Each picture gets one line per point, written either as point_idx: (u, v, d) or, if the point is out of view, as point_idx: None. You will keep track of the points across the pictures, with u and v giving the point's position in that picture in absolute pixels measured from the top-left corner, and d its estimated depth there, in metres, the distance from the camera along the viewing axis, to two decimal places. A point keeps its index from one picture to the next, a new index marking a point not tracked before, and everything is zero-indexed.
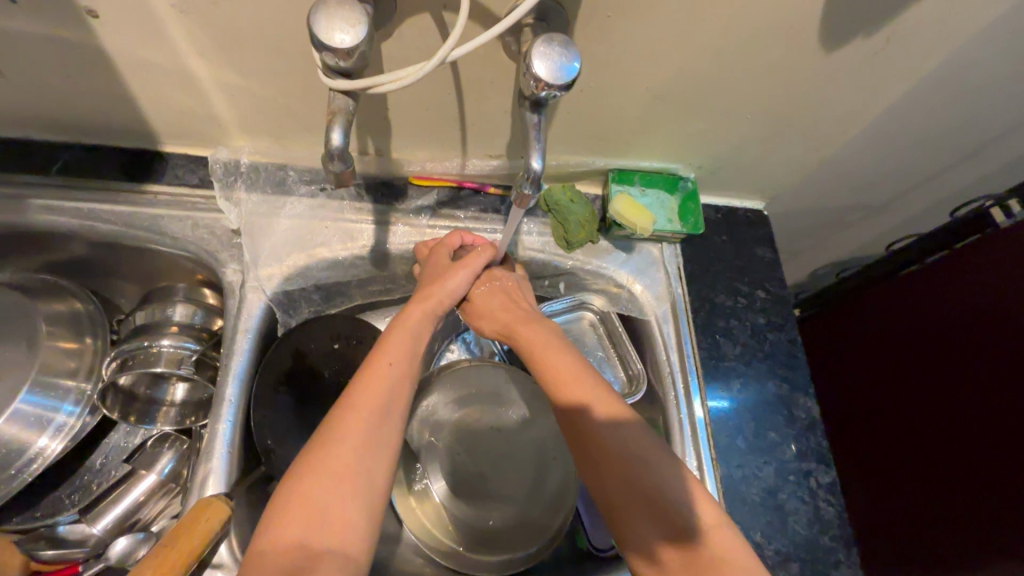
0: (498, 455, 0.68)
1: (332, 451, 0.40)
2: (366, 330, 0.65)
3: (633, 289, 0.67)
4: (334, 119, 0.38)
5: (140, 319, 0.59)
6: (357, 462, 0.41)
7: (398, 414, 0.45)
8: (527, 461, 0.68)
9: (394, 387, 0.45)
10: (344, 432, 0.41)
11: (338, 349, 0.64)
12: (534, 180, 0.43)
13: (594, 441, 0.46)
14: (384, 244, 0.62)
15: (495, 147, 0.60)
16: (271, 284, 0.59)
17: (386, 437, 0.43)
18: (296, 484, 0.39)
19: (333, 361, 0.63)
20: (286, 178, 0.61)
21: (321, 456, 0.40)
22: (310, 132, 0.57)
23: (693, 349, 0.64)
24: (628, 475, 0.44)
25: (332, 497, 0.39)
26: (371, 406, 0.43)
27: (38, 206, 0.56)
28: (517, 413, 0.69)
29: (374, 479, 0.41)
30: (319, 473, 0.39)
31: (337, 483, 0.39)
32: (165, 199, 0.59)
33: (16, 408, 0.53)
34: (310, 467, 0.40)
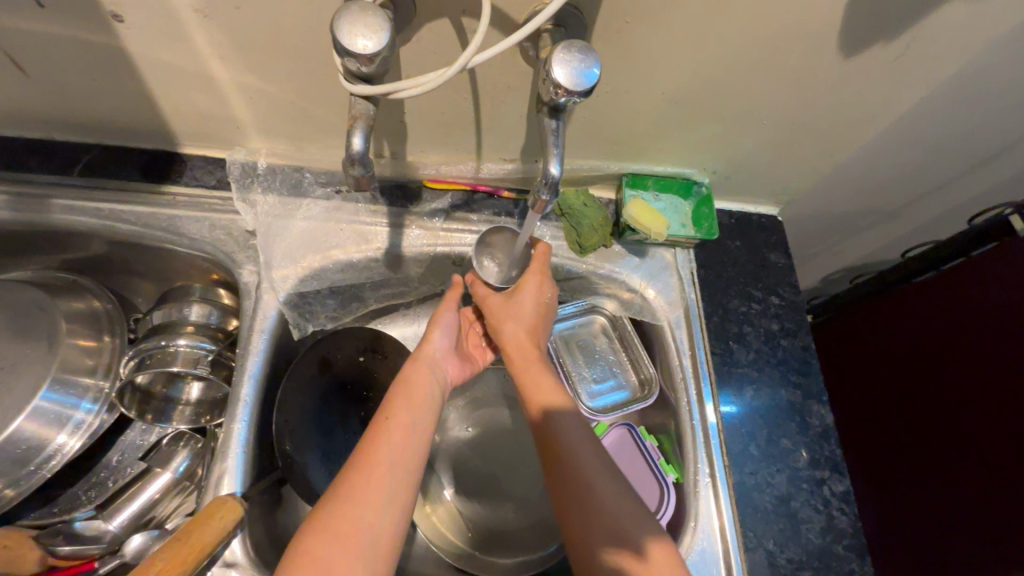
0: (511, 458, 0.69)
1: (342, 509, 0.41)
2: (389, 343, 0.67)
3: (646, 294, 0.67)
4: (355, 123, 0.39)
5: (158, 319, 0.60)
6: (365, 516, 0.41)
7: (408, 470, 0.45)
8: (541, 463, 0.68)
9: (404, 443, 0.46)
10: (352, 489, 0.42)
11: (363, 361, 0.66)
12: (551, 185, 0.43)
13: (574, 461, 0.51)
14: (398, 246, 0.63)
15: (510, 151, 0.60)
16: (285, 286, 0.59)
17: (394, 493, 0.43)
18: (303, 543, 0.39)
19: (355, 372, 0.65)
20: (303, 180, 0.62)
21: (330, 516, 0.41)
22: (326, 135, 0.58)
23: (706, 354, 0.63)
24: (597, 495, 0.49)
25: (337, 554, 0.39)
26: (380, 462, 0.44)
27: (58, 206, 0.56)
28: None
29: (379, 537, 0.41)
30: (328, 533, 0.40)
31: (342, 538, 0.40)
32: (184, 200, 0.59)
33: (36, 406, 0.54)
34: (319, 526, 0.40)
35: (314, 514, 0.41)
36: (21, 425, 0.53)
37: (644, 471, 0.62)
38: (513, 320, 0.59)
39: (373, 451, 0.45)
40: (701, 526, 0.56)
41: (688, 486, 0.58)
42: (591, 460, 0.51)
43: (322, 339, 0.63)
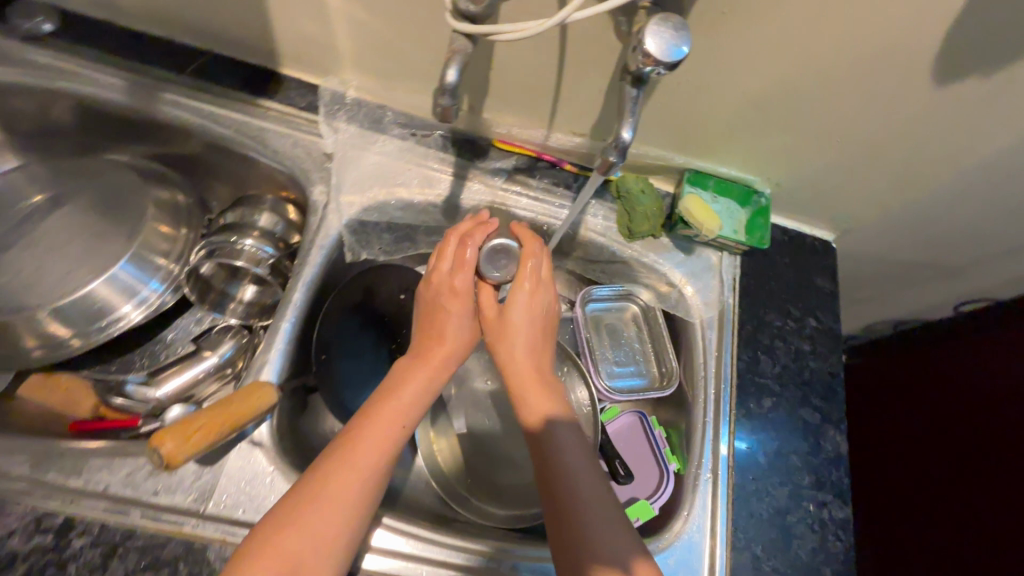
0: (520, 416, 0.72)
1: (322, 504, 0.42)
2: None
3: (685, 290, 0.68)
4: (453, 58, 0.41)
5: (230, 219, 0.65)
6: (339, 514, 0.43)
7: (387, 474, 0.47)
8: None
9: (393, 446, 0.48)
10: (333, 483, 0.44)
11: (403, 299, 0.69)
12: (621, 149, 0.44)
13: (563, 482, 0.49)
14: (458, 196, 0.66)
15: (582, 125, 0.62)
16: (349, 211, 0.62)
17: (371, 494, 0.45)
18: (273, 531, 0.40)
19: (393, 308, 0.69)
20: (383, 118, 0.65)
21: (309, 508, 0.42)
22: (414, 79, 0.61)
23: (733, 359, 0.64)
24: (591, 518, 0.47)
25: (308, 546, 0.41)
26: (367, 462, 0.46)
27: (166, 99, 0.62)
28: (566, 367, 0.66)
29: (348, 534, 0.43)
30: (302, 525, 0.41)
31: (316, 532, 0.41)
32: (273, 114, 0.64)
33: (114, 273, 0.60)
34: (293, 515, 0.41)
35: (287, 501, 0.43)
36: (98, 287, 0.60)
37: (647, 458, 0.63)
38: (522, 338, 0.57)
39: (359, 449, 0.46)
40: (694, 516, 0.56)
41: (688, 478, 0.59)
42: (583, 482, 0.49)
43: (369, 269, 0.67)
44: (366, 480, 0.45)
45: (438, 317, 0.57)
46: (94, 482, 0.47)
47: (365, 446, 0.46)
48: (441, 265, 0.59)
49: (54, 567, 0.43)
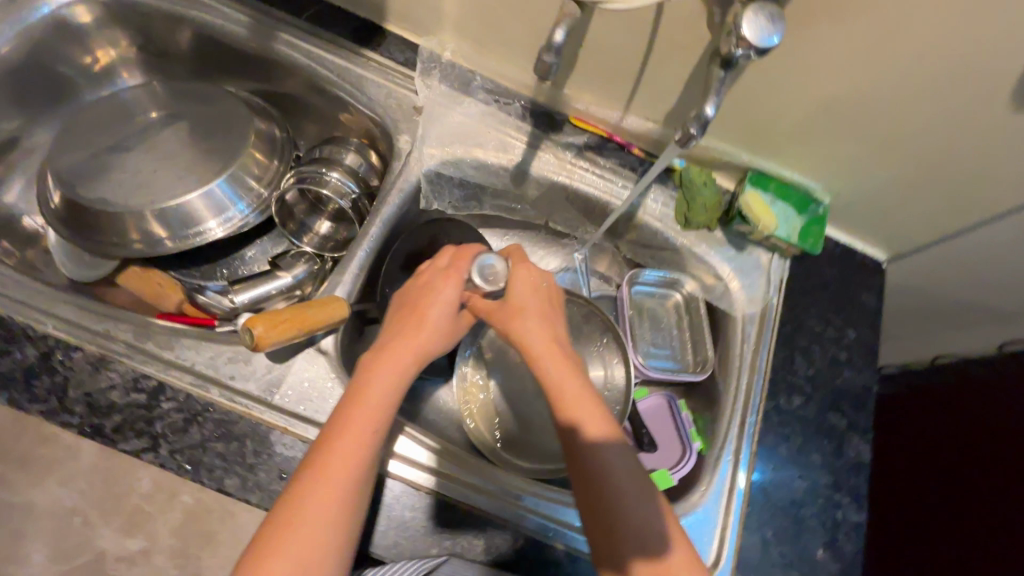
0: None
1: (294, 529, 0.41)
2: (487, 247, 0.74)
3: (730, 284, 0.71)
4: (562, 19, 0.44)
5: (321, 154, 0.72)
6: (318, 528, 0.41)
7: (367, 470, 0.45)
8: None
9: (363, 446, 0.45)
10: (303, 505, 0.42)
11: None
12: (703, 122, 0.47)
13: (609, 511, 0.46)
14: (528, 164, 0.70)
15: (658, 110, 0.65)
16: (429, 162, 0.68)
17: (351, 496, 0.43)
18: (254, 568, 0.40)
19: None
20: (471, 82, 0.70)
21: (284, 536, 0.41)
22: (507, 48, 0.66)
23: (769, 354, 0.66)
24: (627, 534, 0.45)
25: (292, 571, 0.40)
26: (335, 474, 0.43)
27: (282, 38, 0.68)
28: (607, 341, 0.70)
29: (337, 536, 0.42)
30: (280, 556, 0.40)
31: (297, 555, 0.40)
32: (373, 64, 0.69)
33: (210, 189, 0.66)
34: (270, 549, 0.40)
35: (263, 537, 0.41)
36: (194, 198, 0.66)
37: (672, 436, 0.66)
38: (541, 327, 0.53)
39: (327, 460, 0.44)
40: (711, 491, 0.59)
41: (710, 457, 0.62)
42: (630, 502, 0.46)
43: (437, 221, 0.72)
44: (344, 489, 0.43)
45: (419, 314, 0.53)
46: (186, 358, 0.53)
47: (332, 455, 0.44)
48: (436, 261, 0.58)
49: (145, 421, 0.49)
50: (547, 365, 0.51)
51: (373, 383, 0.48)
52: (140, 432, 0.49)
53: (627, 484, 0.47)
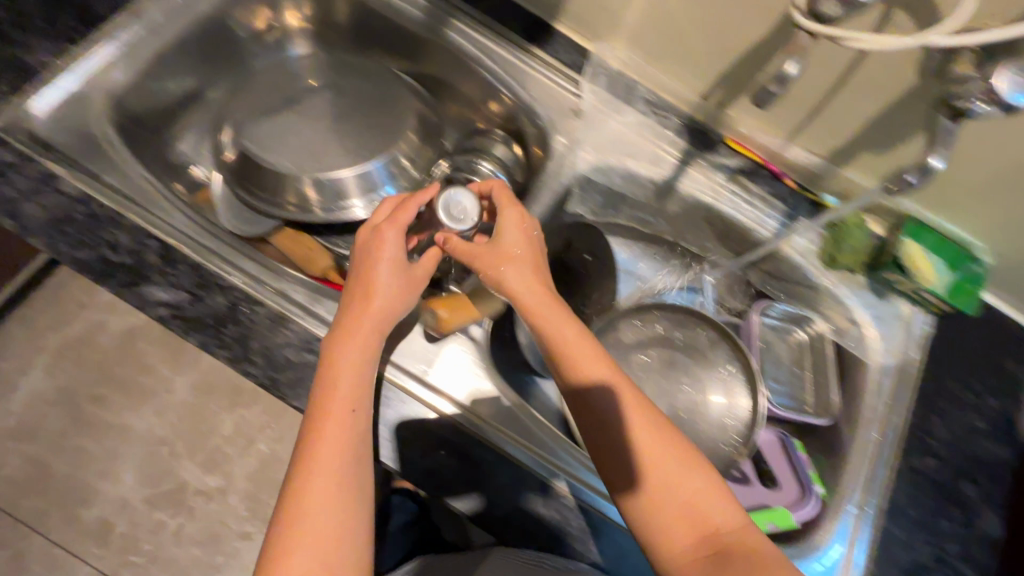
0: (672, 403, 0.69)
1: (302, 513, 0.43)
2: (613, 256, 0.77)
3: (866, 332, 0.69)
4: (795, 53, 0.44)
5: (471, 144, 0.73)
6: (325, 501, 0.43)
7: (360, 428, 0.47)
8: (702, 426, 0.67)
9: (349, 419, 0.46)
10: (304, 490, 0.44)
11: (586, 260, 0.76)
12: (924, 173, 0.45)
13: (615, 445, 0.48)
14: (678, 181, 0.70)
15: (827, 145, 0.65)
16: (584, 167, 0.69)
17: (350, 465, 0.45)
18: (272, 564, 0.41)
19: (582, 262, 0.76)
20: (634, 91, 0.70)
21: (296, 526, 0.42)
22: (682, 62, 0.65)
23: (904, 410, 0.65)
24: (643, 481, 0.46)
25: (313, 553, 0.41)
26: (329, 455, 0.45)
27: (455, 26, 0.69)
28: (733, 369, 0.69)
29: (344, 503, 0.44)
30: (301, 542, 0.42)
31: (315, 540, 0.42)
32: (540, 62, 0.70)
33: (367, 169, 0.68)
34: (286, 538, 0.42)
35: (274, 535, 0.43)
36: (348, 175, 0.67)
37: (789, 472, 0.65)
38: (524, 269, 0.54)
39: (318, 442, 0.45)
40: (836, 538, 0.59)
41: (834, 505, 0.61)
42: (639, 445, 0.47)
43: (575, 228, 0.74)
44: (336, 461, 0.45)
45: (366, 274, 0.53)
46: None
47: (319, 436, 0.45)
48: (377, 213, 0.57)
49: (315, 382, 0.52)
50: (547, 316, 0.52)
51: (343, 344, 0.49)
52: (309, 392, 0.51)
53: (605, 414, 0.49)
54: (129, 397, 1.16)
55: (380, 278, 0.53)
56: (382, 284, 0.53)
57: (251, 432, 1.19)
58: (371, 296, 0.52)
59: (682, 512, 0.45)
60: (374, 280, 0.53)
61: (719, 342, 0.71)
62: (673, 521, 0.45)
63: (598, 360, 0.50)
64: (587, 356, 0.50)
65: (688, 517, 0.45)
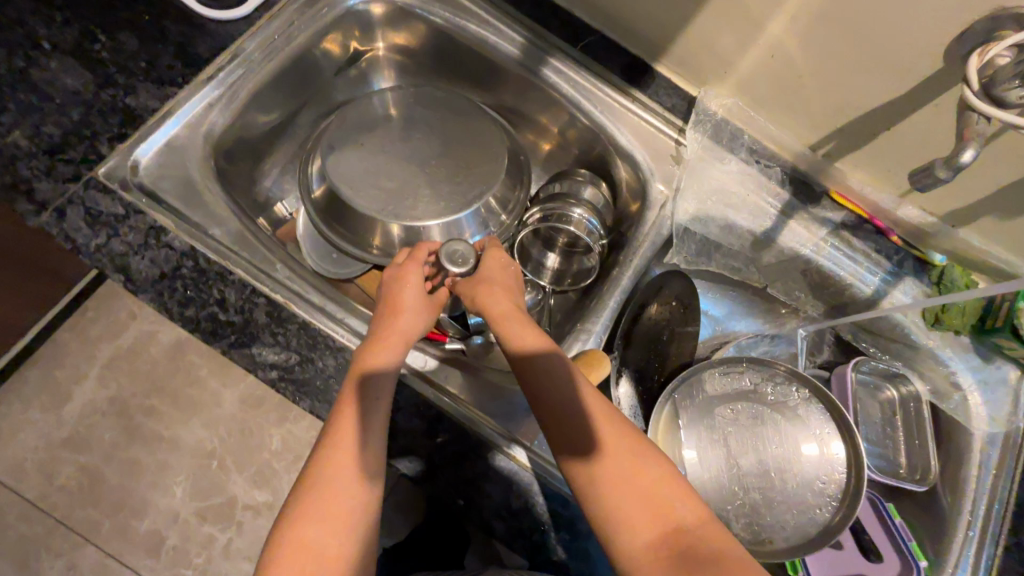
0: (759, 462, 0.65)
1: (314, 501, 0.42)
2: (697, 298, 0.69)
3: (969, 396, 0.67)
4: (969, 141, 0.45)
5: (558, 188, 0.71)
6: (338, 493, 0.42)
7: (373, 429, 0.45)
8: (791, 489, 0.64)
9: (367, 419, 0.46)
10: (317, 479, 0.43)
11: (672, 308, 0.69)
12: None
13: (577, 439, 0.47)
14: (777, 235, 0.67)
15: (942, 205, 0.62)
16: (683, 217, 0.67)
17: (362, 465, 0.44)
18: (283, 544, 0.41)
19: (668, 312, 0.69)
20: (737, 138, 0.67)
21: (306, 509, 0.42)
22: (794, 114, 0.63)
23: (1011, 481, 0.63)
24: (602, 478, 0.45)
25: (320, 538, 0.40)
26: (345, 448, 0.44)
27: (554, 67, 0.67)
28: (827, 430, 0.65)
29: (355, 499, 0.43)
30: (309, 524, 0.41)
31: (327, 525, 0.41)
32: (641, 107, 0.68)
33: (458, 219, 0.66)
34: (297, 521, 0.41)
35: (286, 515, 0.42)
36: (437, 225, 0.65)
37: (885, 540, 0.63)
38: (487, 284, 0.55)
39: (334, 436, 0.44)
40: None
41: None
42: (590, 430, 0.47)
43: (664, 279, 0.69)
44: (349, 458, 0.44)
45: (393, 296, 0.54)
46: (464, 396, 0.58)
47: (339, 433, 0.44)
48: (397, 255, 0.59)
49: (426, 450, 0.53)
50: (512, 324, 0.52)
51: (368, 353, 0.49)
52: (423, 459, 0.52)
53: (575, 420, 0.47)
54: (179, 408, 1.13)
55: (401, 295, 0.54)
56: (404, 301, 0.53)
57: (299, 447, 1.15)
58: (393, 313, 0.52)
59: (635, 495, 0.44)
60: (393, 300, 0.53)
61: (812, 400, 0.67)
62: (638, 520, 0.43)
63: (549, 347, 0.51)
64: (540, 345, 0.51)
65: (653, 512, 0.43)
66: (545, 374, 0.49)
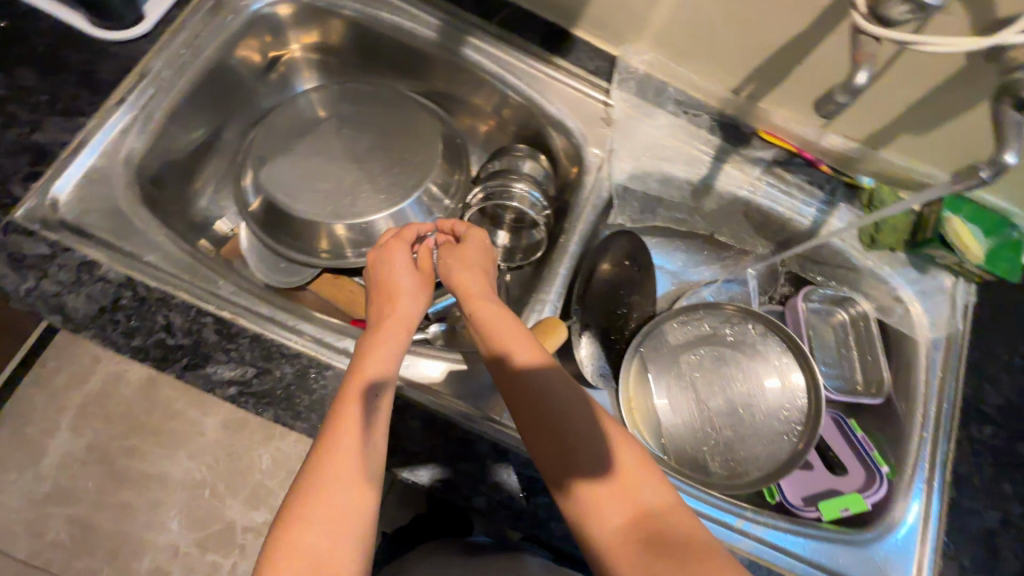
0: (728, 402, 0.69)
1: (312, 503, 0.40)
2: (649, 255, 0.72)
3: (911, 308, 0.70)
4: (862, 62, 0.45)
5: (498, 166, 0.70)
6: (339, 494, 0.40)
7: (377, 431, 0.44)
8: (760, 420, 0.67)
9: (369, 419, 0.44)
10: (315, 481, 0.41)
11: (627, 267, 0.71)
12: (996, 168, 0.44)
13: (554, 428, 0.45)
14: (715, 180, 0.69)
15: (863, 129, 0.65)
16: (621, 176, 0.68)
17: (362, 465, 0.42)
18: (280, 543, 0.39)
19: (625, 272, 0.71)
20: (663, 92, 0.68)
21: (305, 507, 0.40)
22: (712, 61, 0.64)
23: (957, 380, 0.66)
24: (581, 462, 0.44)
25: (322, 539, 0.39)
26: (347, 448, 0.42)
27: (474, 45, 0.67)
28: (785, 359, 0.69)
29: (357, 501, 0.41)
30: (309, 523, 0.39)
31: (328, 525, 0.39)
32: (565, 73, 0.68)
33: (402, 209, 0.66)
34: (296, 521, 0.39)
35: (284, 514, 0.40)
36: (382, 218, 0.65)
37: (851, 454, 0.66)
38: (464, 267, 0.54)
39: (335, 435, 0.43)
40: (906, 515, 0.61)
41: (900, 482, 0.63)
42: (572, 420, 0.46)
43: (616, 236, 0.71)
44: (350, 458, 0.42)
45: (385, 284, 0.53)
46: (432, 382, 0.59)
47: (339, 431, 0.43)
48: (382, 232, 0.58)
49: (399, 439, 0.53)
50: (489, 312, 0.50)
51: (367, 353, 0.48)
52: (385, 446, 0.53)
53: (556, 415, 0.46)
54: (162, 444, 1.12)
55: (391, 281, 0.53)
56: (393, 290, 0.52)
57: (290, 463, 1.15)
58: (389, 304, 0.52)
59: (615, 487, 0.43)
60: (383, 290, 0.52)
61: (768, 334, 0.70)
62: (613, 509, 0.42)
63: (528, 338, 0.49)
64: (518, 333, 0.49)
65: (629, 502, 0.42)
66: (529, 363, 0.47)
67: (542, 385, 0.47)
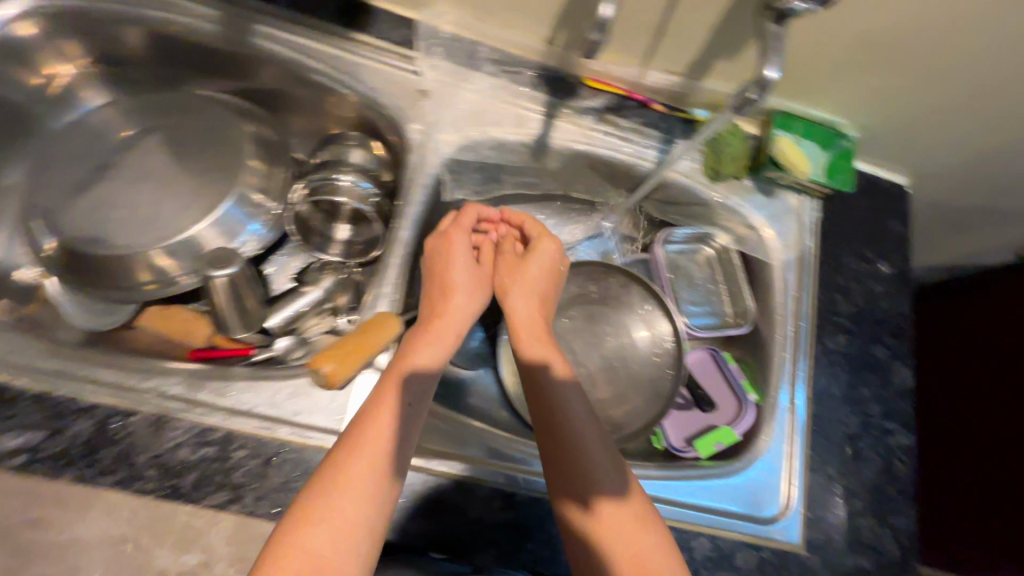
0: (603, 359, 0.69)
1: (327, 504, 0.39)
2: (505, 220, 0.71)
3: (764, 233, 0.70)
4: None
5: (325, 156, 0.66)
6: (350, 494, 0.40)
7: (408, 441, 0.44)
8: (634, 369, 0.68)
9: (392, 423, 0.44)
10: (331, 480, 0.40)
11: None
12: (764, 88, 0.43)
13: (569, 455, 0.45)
14: (549, 136, 0.66)
15: (680, 62, 0.63)
16: (447, 149, 0.64)
17: (378, 473, 0.41)
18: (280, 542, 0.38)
19: None
20: (477, 53, 0.65)
21: (319, 506, 0.39)
22: (514, 13, 0.61)
23: (811, 296, 0.67)
24: (600, 482, 0.44)
25: (327, 538, 0.38)
26: (374, 451, 0.42)
27: (261, 32, 0.61)
28: (651, 306, 0.69)
29: (366, 504, 0.40)
30: (315, 525, 0.38)
31: (334, 531, 0.38)
32: (367, 50, 0.63)
33: (222, 215, 0.61)
34: (300, 521, 0.38)
35: (289, 517, 0.39)
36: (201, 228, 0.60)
37: (724, 388, 0.68)
38: (521, 292, 0.55)
39: (356, 436, 0.43)
40: (773, 438, 0.62)
41: (767, 407, 0.64)
42: (586, 439, 0.46)
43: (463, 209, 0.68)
44: (375, 459, 0.41)
45: (441, 279, 0.55)
46: None
47: (368, 433, 0.42)
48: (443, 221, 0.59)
49: None
50: (530, 337, 0.52)
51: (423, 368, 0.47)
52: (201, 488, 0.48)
53: (587, 450, 0.45)
54: None
55: (451, 275, 0.55)
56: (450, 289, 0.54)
57: None
58: (445, 300, 0.53)
59: (624, 529, 0.43)
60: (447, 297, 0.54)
61: (632, 284, 0.70)
62: (614, 545, 0.42)
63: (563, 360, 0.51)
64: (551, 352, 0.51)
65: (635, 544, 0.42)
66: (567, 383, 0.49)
67: (567, 411, 0.47)
